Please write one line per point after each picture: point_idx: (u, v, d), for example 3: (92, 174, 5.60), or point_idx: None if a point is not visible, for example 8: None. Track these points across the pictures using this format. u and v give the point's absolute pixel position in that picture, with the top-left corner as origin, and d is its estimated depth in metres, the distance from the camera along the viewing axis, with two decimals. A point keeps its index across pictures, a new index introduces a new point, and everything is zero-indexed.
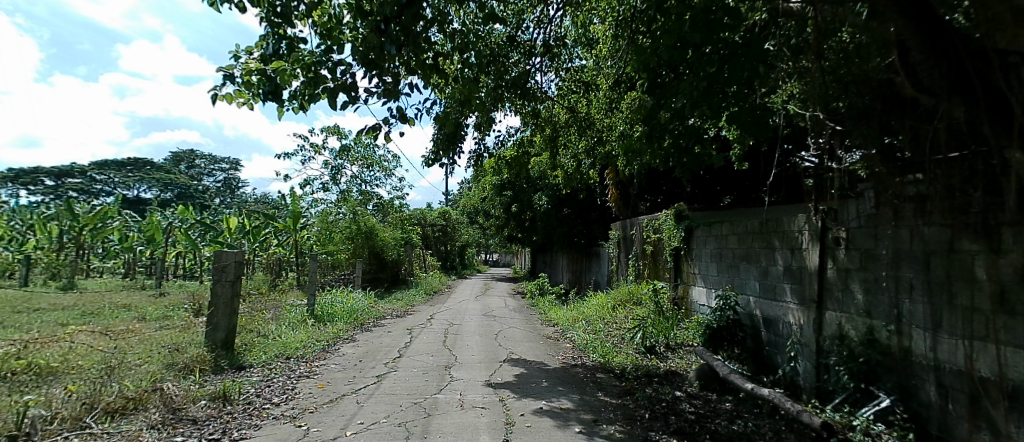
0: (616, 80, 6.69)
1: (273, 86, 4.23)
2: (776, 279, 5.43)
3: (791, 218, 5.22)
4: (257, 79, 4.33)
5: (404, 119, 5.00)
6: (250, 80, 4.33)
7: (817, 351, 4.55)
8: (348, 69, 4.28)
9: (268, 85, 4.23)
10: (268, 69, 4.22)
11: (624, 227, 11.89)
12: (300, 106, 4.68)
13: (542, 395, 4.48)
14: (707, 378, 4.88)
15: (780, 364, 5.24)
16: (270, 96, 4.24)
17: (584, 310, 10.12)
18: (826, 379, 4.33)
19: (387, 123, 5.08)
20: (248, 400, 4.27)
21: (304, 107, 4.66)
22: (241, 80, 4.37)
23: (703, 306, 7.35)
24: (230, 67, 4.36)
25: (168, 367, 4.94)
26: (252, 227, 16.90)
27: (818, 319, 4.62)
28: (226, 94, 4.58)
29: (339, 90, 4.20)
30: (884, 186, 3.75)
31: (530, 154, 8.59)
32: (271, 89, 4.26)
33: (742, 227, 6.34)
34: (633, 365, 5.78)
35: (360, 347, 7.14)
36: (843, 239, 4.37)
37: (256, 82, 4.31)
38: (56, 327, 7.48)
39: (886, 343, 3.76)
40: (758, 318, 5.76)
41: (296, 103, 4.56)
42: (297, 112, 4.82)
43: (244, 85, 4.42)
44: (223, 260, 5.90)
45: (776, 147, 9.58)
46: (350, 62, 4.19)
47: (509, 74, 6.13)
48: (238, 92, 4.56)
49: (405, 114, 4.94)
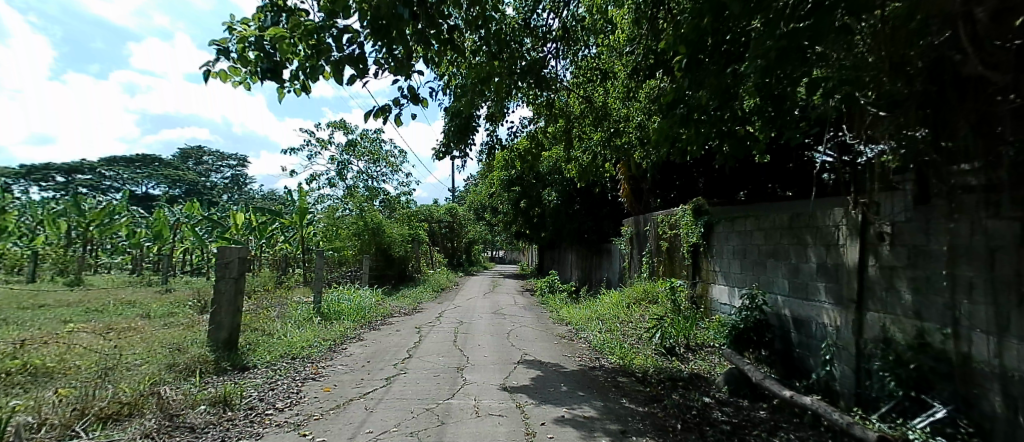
0: (635, 68, 6.39)
1: (272, 63, 3.91)
2: (808, 277, 5.11)
3: (825, 213, 4.91)
4: (254, 55, 3.97)
5: (416, 99, 4.70)
6: (247, 57, 3.98)
7: (857, 355, 4.24)
8: (355, 37, 3.91)
9: (266, 62, 3.91)
10: (268, 43, 3.89)
11: (638, 223, 11.56)
12: (302, 87, 4.36)
13: (563, 401, 4.22)
14: (736, 382, 4.60)
15: (813, 368, 4.94)
16: (268, 74, 3.89)
17: (598, 308, 9.82)
18: (868, 385, 4.03)
19: (397, 105, 4.78)
20: (250, 405, 4.02)
21: (307, 87, 4.33)
22: (237, 56, 4.00)
23: (725, 305, 7.04)
24: (225, 40, 3.95)
25: (167, 369, 4.70)
26: (258, 223, 16.74)
27: (858, 320, 4.31)
28: (220, 71, 4.22)
29: (346, 61, 3.87)
30: (942, 175, 3.45)
31: (543, 147, 8.31)
32: (270, 67, 3.92)
33: (769, 222, 6.02)
34: (655, 368, 5.50)
35: (368, 347, 6.90)
36: (888, 234, 4.05)
37: (255, 59, 3.98)
38: (57, 324, 7.27)
39: (941, 348, 3.44)
40: (788, 318, 5.44)
41: (298, 82, 4.24)
42: (298, 93, 4.49)
43: (241, 62, 4.05)
44: (226, 256, 5.65)
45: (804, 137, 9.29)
46: (357, 30, 3.84)
47: (521, 59, 5.82)
48: (232, 69, 4.19)
49: (417, 93, 4.63)
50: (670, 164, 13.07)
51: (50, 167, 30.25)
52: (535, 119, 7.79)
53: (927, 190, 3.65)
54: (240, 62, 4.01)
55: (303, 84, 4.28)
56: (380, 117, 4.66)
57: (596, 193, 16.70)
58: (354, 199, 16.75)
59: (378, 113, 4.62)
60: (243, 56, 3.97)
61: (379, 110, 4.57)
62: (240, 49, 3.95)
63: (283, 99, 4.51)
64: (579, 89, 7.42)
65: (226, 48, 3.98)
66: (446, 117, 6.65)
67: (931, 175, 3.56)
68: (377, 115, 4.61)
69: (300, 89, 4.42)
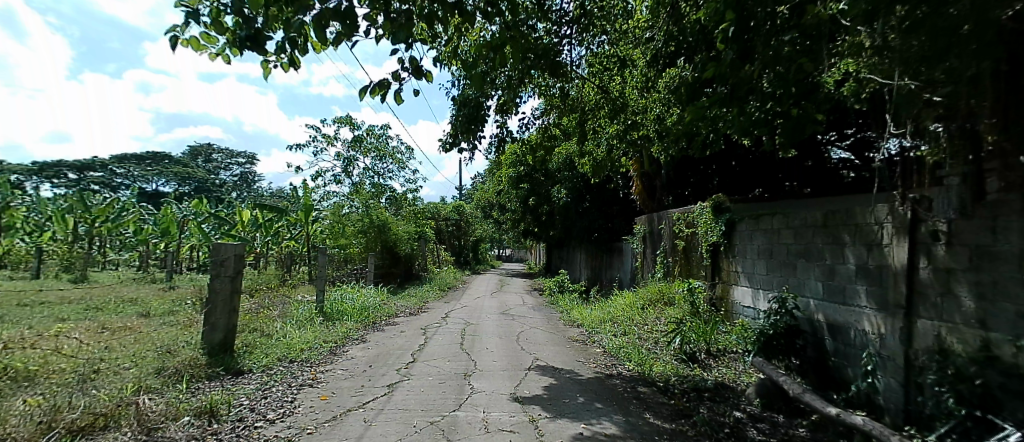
0: (654, 56, 6.02)
1: (252, 30, 3.43)
2: (846, 280, 4.72)
3: (865, 210, 4.51)
4: (230, 20, 3.54)
5: (418, 72, 4.28)
6: (222, 22, 3.57)
7: (906, 367, 3.83)
8: None
9: (245, 29, 3.42)
10: (246, 6, 3.37)
11: (652, 222, 11.14)
12: (289, 61, 3.96)
13: (580, 415, 3.85)
14: (769, 395, 4.23)
15: (852, 379, 4.53)
16: (249, 43, 3.45)
17: (611, 309, 9.43)
18: (921, 401, 3.64)
19: (396, 79, 4.36)
20: (239, 417, 3.69)
21: (294, 61, 3.92)
22: (209, 19, 3.56)
23: (748, 308, 6.63)
24: (193, 2, 3.51)
25: (155, 374, 4.40)
26: (264, 220, 16.48)
27: (906, 329, 3.90)
28: (191, 39, 3.77)
29: (331, 17, 3.41)
30: (1014, 166, 3.04)
31: (555, 142, 7.94)
32: (251, 35, 3.45)
33: (799, 220, 5.61)
34: (676, 376, 5.13)
35: (371, 349, 6.56)
36: (943, 232, 3.63)
37: (233, 27, 3.55)
38: (50, 323, 7.02)
39: (1011, 362, 3.01)
40: (821, 323, 5.04)
41: (286, 56, 3.84)
42: (286, 69, 4.11)
43: (215, 26, 3.59)
44: (221, 252, 5.35)
45: (852, 115, 9.25)
46: None
47: (534, 44, 5.45)
48: (205, 36, 3.78)
49: (419, 66, 4.23)
50: (686, 160, 12.80)
51: (62, 164, 30.31)
52: (548, 110, 7.39)
53: (992, 184, 3.24)
54: (214, 29, 3.61)
55: (292, 59, 3.90)
56: (378, 94, 4.25)
57: (607, 190, 16.34)
58: (360, 196, 16.50)
59: (377, 89, 4.20)
60: (217, 22, 3.57)
61: (378, 85, 4.16)
62: (214, 15, 3.54)
63: (269, 75, 4.15)
64: (594, 79, 7.01)
65: (196, 11, 3.52)
66: (455, 106, 6.32)
67: (998, 166, 3.14)
68: (375, 92, 4.19)
69: (287, 64, 4.02)
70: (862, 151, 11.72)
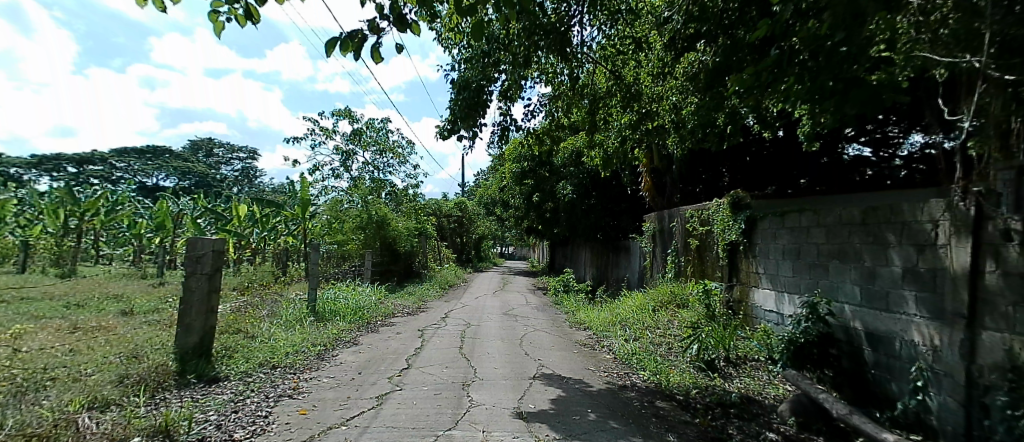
0: (672, 37, 5.52)
1: None
2: (889, 284, 4.23)
3: (915, 206, 4.00)
4: None
5: (402, 23, 3.63)
6: None
7: (969, 384, 3.34)
8: None
9: None
10: None
11: (662, 219, 10.68)
12: (244, 12, 3.40)
13: (594, 438, 3.38)
14: (806, 414, 3.72)
15: (897, 396, 4.06)
16: None
17: (619, 311, 8.96)
18: (988, 426, 3.15)
19: (373, 31, 3.62)
20: (201, 437, 3.22)
21: (250, 12, 3.37)
22: None
23: (771, 313, 6.16)
24: None
25: (116, 383, 3.96)
26: (261, 215, 15.92)
27: (968, 343, 3.39)
28: None
29: None
30: None
31: (562, 133, 7.44)
32: None
33: (833, 217, 5.12)
34: (697, 388, 4.65)
35: (363, 354, 6.10)
36: (1015, 230, 3.09)
37: None
38: (20, 322, 6.55)
39: None
40: (859, 332, 4.56)
41: (240, 5, 3.29)
42: (241, 23, 3.51)
43: None
44: (197, 248, 4.87)
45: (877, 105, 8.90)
46: None
47: (540, 20, 4.98)
48: None
49: (402, 14, 3.58)
50: (701, 154, 12.35)
51: (60, 157, 29.89)
52: (556, 98, 6.89)
53: None
54: None
55: (246, 8, 3.35)
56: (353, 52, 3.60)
57: (614, 186, 15.94)
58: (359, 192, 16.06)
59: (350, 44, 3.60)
60: None
61: (349, 38, 3.43)
62: None
63: (219, 29, 3.52)
64: (607, 64, 6.52)
65: None
66: (454, 90, 5.83)
67: None
68: (347, 47, 3.47)
69: (242, 16, 3.46)
70: (880, 147, 11.48)
